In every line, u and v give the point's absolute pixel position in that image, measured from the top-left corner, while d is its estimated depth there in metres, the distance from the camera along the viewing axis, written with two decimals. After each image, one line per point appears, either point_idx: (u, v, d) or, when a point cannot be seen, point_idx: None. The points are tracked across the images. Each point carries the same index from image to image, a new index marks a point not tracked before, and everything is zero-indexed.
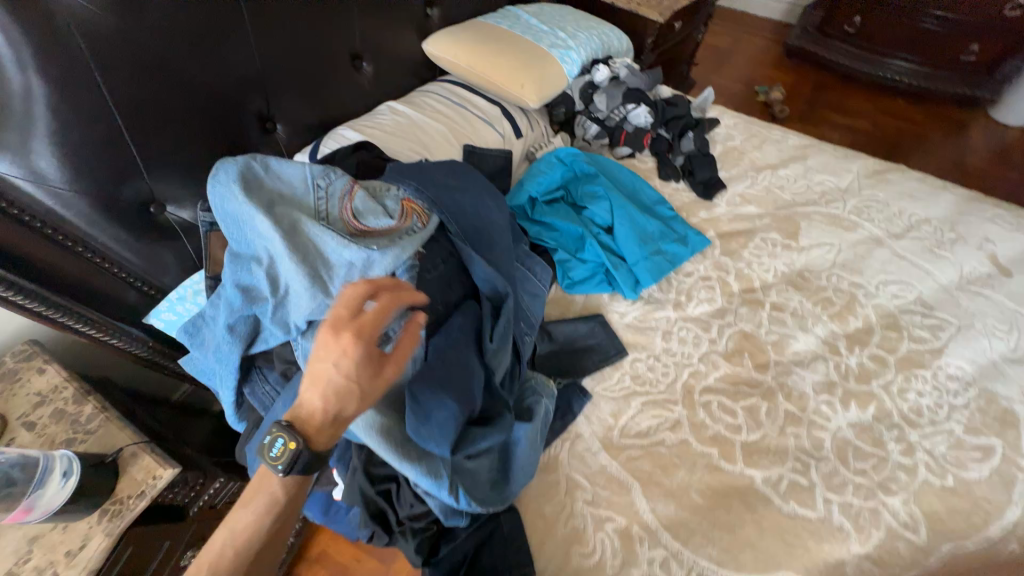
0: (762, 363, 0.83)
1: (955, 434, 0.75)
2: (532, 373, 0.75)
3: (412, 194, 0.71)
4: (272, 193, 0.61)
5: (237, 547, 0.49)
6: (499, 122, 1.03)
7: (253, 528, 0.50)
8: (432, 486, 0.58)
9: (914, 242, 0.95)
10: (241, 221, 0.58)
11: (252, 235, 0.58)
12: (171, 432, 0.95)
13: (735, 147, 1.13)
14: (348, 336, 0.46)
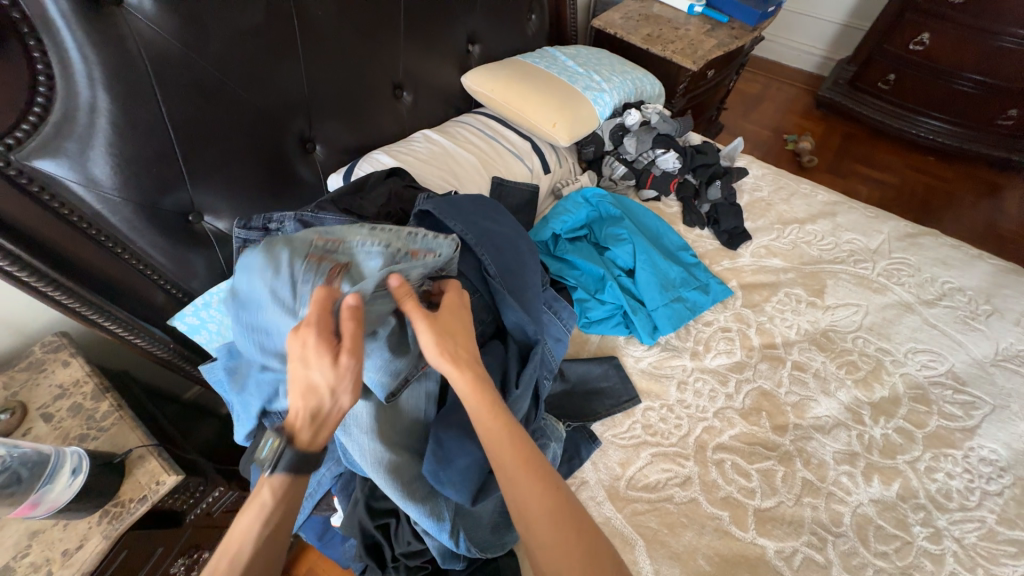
0: (781, 425, 0.79)
1: (987, 523, 0.70)
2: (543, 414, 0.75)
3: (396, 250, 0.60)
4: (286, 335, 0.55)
5: (233, 559, 0.44)
6: (529, 156, 1.05)
7: (243, 537, 0.45)
8: (432, 528, 0.58)
9: (946, 311, 0.91)
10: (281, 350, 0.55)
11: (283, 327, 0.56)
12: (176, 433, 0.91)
13: (762, 198, 1.12)
14: (309, 341, 0.46)
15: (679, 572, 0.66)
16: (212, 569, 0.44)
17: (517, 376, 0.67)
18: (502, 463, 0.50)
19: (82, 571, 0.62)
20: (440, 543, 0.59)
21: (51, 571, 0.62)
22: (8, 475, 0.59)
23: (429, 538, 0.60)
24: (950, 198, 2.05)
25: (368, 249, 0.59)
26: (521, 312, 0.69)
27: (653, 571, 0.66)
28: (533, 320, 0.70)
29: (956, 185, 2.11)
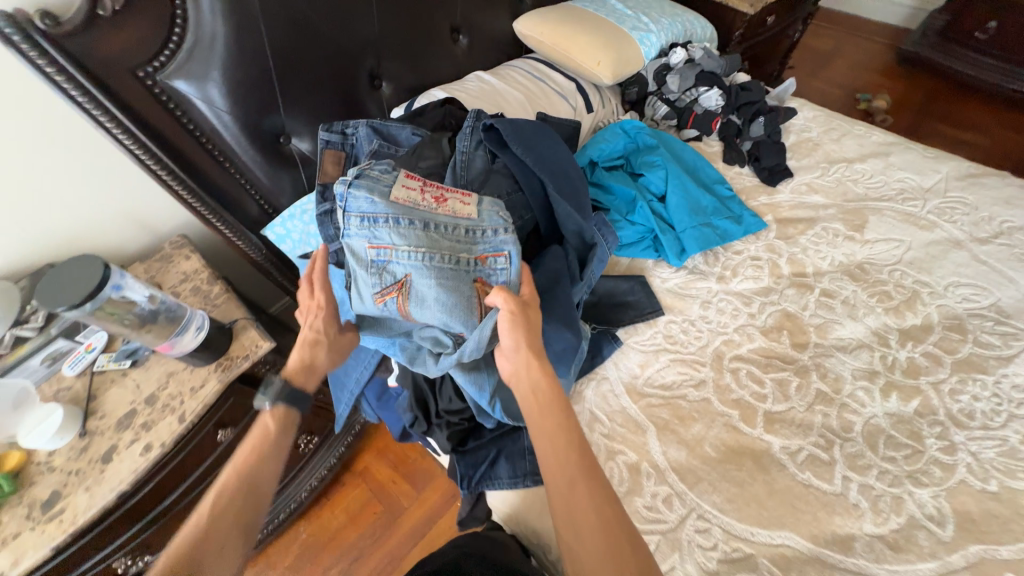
0: (801, 343, 0.83)
1: (1009, 442, 0.70)
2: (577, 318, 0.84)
3: (441, 257, 0.64)
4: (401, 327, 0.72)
5: (239, 474, 0.58)
6: (574, 96, 1.12)
7: (247, 458, 0.60)
8: (473, 389, 0.70)
9: (1001, 249, 0.88)
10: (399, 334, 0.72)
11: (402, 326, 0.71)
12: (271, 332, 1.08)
13: (811, 138, 1.11)
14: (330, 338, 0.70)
15: (685, 455, 0.74)
16: (223, 481, 0.57)
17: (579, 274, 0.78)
18: (564, 463, 0.56)
19: (204, 402, 0.81)
20: (477, 404, 0.72)
21: (184, 399, 0.81)
22: (165, 306, 0.80)
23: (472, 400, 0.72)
24: None
25: (419, 265, 0.63)
26: (580, 220, 0.76)
27: (661, 452, 0.74)
28: (590, 225, 0.77)
29: None
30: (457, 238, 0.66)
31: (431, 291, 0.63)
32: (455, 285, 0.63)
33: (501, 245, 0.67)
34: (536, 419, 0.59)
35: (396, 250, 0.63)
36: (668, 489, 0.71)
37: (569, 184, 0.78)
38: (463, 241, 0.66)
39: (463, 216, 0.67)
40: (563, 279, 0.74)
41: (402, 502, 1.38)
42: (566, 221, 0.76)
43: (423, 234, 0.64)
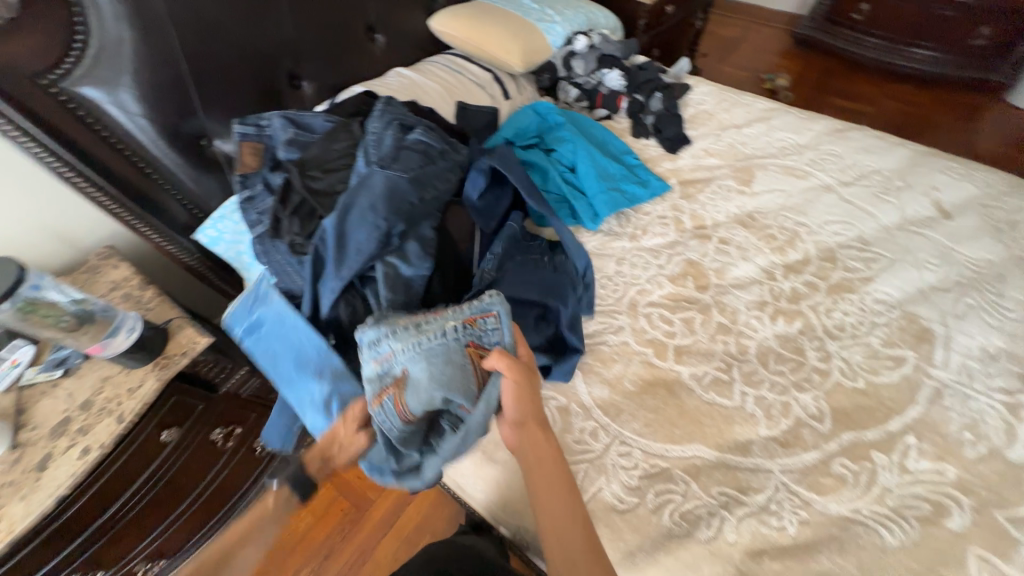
0: (703, 285, 0.93)
1: (872, 345, 0.82)
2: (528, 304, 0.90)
3: (435, 341, 0.63)
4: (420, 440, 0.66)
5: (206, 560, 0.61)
6: (491, 85, 1.19)
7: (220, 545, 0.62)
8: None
9: (862, 189, 1.02)
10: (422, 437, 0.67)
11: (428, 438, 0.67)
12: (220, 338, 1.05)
13: (706, 110, 1.23)
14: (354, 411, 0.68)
15: (608, 392, 0.82)
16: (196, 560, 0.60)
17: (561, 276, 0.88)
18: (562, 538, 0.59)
19: (144, 401, 0.82)
20: None
21: (121, 400, 0.82)
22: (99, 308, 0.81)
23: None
24: (925, 123, 2.08)
25: (412, 357, 0.62)
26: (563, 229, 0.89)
27: (587, 392, 0.81)
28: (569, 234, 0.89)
29: (933, 110, 2.14)
30: (443, 315, 0.66)
31: (429, 376, 0.62)
32: (449, 361, 0.62)
33: (488, 307, 0.67)
34: (542, 491, 0.61)
35: (388, 352, 0.63)
36: (594, 423, 0.78)
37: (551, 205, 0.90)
38: (447, 315, 0.66)
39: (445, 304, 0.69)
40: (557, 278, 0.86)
41: (369, 497, 1.40)
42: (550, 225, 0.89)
43: (413, 328, 0.64)
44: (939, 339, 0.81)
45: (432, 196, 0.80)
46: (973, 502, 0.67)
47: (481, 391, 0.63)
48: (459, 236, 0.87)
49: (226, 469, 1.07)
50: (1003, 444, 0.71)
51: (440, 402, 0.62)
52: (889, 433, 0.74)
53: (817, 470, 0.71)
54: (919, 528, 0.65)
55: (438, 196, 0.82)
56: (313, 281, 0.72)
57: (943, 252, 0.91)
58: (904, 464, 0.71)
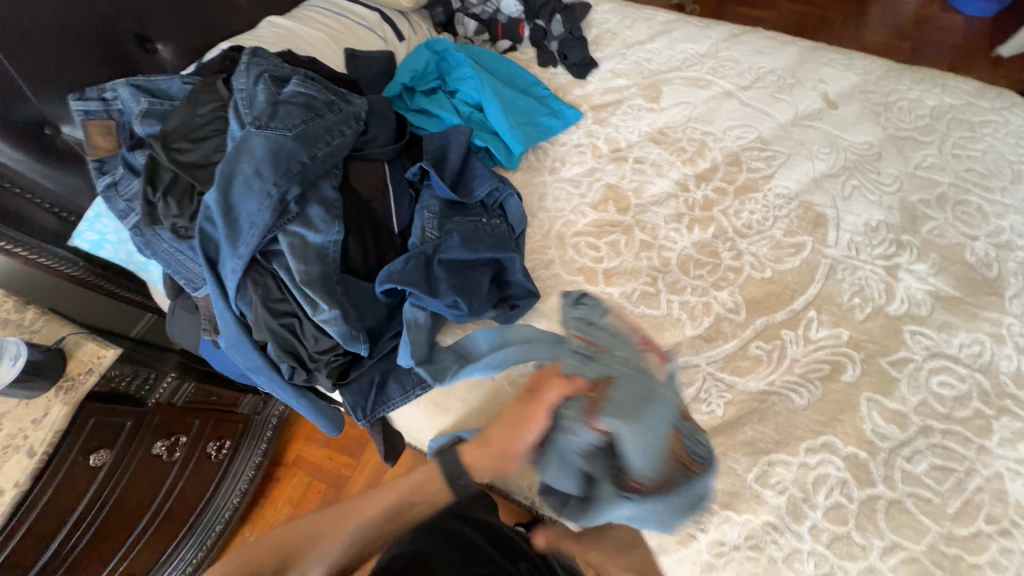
0: (624, 207, 0.95)
1: (776, 237, 0.89)
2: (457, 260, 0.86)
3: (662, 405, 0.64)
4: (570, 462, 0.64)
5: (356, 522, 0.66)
6: (380, 27, 1.09)
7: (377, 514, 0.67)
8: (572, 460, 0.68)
9: (760, 91, 1.06)
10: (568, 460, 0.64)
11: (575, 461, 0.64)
12: (139, 352, 0.94)
13: (610, 29, 1.20)
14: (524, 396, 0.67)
15: (547, 324, 0.83)
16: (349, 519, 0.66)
17: (498, 229, 0.87)
18: None
19: (55, 428, 0.76)
20: (337, 326, 0.71)
21: (27, 433, 0.76)
22: None
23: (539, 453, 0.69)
24: (822, 22, 2.15)
25: (622, 385, 0.65)
26: (490, 183, 0.88)
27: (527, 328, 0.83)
28: (497, 187, 0.88)
29: (827, 8, 2.21)
30: (666, 390, 0.68)
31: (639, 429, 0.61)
32: (665, 439, 0.62)
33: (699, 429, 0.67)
34: None
35: (609, 369, 0.67)
36: None
37: (484, 171, 0.89)
38: (670, 395, 0.67)
39: (670, 377, 0.70)
40: (505, 236, 0.85)
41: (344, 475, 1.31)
42: (484, 184, 0.88)
43: (643, 369, 0.68)
44: (831, 221, 0.90)
45: (325, 152, 0.75)
46: (863, 356, 0.77)
47: (659, 492, 0.61)
48: (369, 192, 0.83)
49: (180, 481, 1.02)
50: (884, 303, 0.81)
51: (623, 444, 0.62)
52: (794, 312, 0.82)
53: (736, 356, 0.79)
54: (823, 386, 0.75)
55: (334, 150, 0.75)
56: (216, 265, 0.70)
57: (831, 141, 0.98)
58: (807, 336, 0.80)
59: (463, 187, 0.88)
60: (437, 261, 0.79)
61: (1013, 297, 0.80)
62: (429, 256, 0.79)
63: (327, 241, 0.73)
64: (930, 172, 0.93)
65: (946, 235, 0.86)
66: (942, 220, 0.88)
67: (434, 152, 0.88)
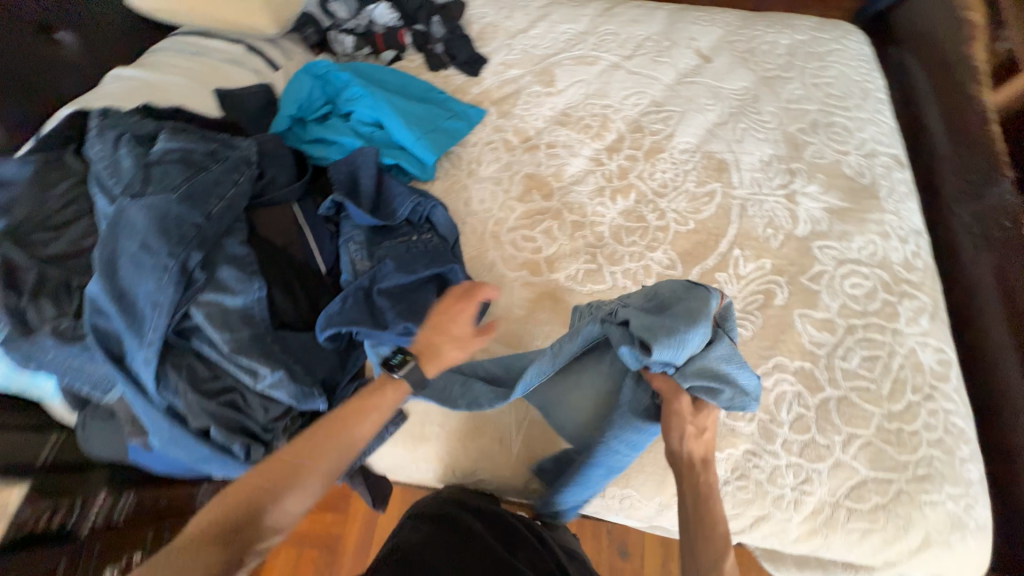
0: (548, 193, 0.97)
1: (690, 190, 0.95)
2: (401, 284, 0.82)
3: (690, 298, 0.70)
4: (659, 332, 0.59)
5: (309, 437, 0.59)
6: (249, 59, 1.00)
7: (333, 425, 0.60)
8: (672, 349, 0.57)
9: (642, 58, 1.12)
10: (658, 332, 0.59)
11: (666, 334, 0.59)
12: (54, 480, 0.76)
13: (490, 22, 1.21)
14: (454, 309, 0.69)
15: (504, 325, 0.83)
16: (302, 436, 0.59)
17: (432, 242, 0.82)
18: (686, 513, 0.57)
19: None
20: (286, 389, 0.65)
21: None
22: None
23: (608, 437, 0.64)
24: None
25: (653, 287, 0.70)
26: (410, 196, 0.83)
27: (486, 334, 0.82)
28: (418, 199, 0.84)
29: None
30: None
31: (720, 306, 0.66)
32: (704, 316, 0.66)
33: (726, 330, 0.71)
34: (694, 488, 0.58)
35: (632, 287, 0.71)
36: None
37: (401, 187, 0.85)
38: None
39: None
40: (441, 249, 0.82)
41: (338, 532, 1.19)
42: (406, 201, 0.83)
43: None
44: (732, 165, 0.97)
45: (220, 207, 0.67)
46: (787, 279, 0.85)
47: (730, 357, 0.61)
48: (283, 238, 0.77)
49: None
50: (792, 227, 0.90)
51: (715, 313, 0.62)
52: (722, 254, 0.88)
53: None
54: (762, 314, 0.82)
55: (231, 203, 0.68)
56: (123, 361, 0.61)
57: (714, 92, 1.06)
58: (738, 273, 0.86)
59: (383, 209, 0.83)
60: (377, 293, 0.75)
61: (887, 197, 0.93)
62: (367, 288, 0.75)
63: (249, 301, 0.67)
64: (800, 103, 1.04)
65: (825, 155, 0.97)
66: (819, 143, 0.99)
67: (344, 182, 0.83)
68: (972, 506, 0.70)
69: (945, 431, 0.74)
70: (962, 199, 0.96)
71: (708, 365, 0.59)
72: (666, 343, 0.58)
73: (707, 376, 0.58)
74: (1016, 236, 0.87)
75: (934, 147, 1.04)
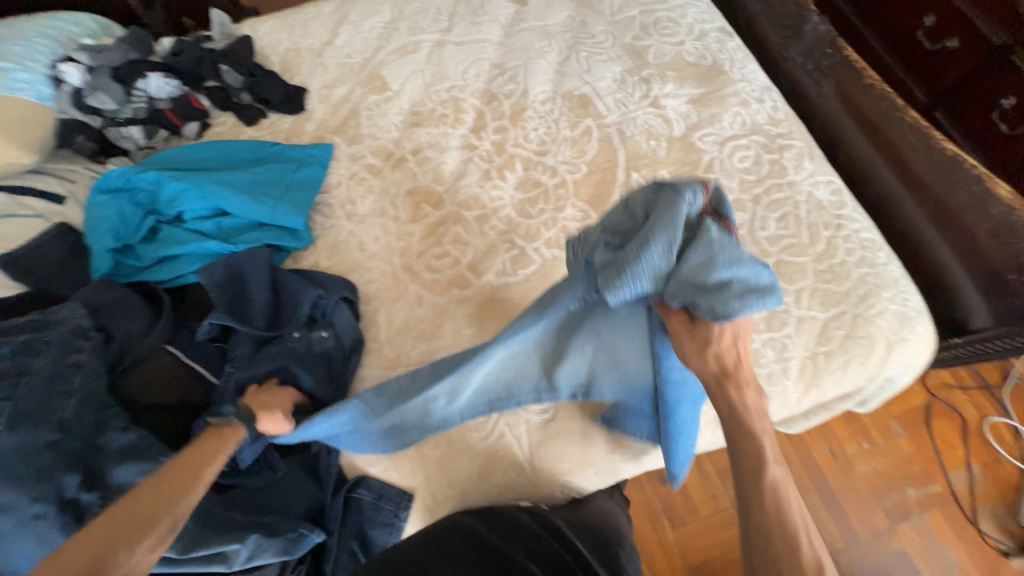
0: (437, 200, 0.90)
1: (567, 136, 0.93)
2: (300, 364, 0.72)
3: None
4: (619, 267, 0.55)
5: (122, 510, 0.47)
6: (21, 203, 0.78)
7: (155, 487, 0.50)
8: (633, 283, 0.55)
9: (462, 25, 1.06)
10: (621, 267, 0.55)
11: (628, 266, 0.55)
12: None
13: (289, 48, 1.06)
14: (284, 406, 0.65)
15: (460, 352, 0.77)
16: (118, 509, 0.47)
17: (339, 337, 0.76)
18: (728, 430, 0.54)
19: None
20: (272, 546, 0.59)
21: None
22: None
23: (664, 376, 0.63)
24: None
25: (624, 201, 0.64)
26: (312, 291, 0.74)
27: None
28: (321, 294, 0.75)
29: None
30: None
31: (703, 203, 0.59)
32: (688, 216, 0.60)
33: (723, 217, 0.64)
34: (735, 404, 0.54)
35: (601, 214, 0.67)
36: None
37: (295, 286, 0.75)
38: None
39: None
40: (339, 352, 0.76)
41: None
42: (305, 296, 0.74)
43: None
44: (593, 96, 0.96)
45: (75, 409, 0.56)
46: None
47: (716, 258, 0.56)
48: (174, 394, 0.67)
49: None
50: (670, 131, 0.92)
51: (686, 215, 0.56)
52: (624, 184, 0.89)
53: None
54: None
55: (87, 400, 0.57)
56: None
57: (545, 32, 1.03)
58: None
59: (286, 316, 0.74)
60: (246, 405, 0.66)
61: (732, 68, 0.97)
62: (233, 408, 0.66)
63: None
64: (624, 12, 1.04)
65: (666, 52, 1.00)
66: (656, 43, 1.00)
67: (222, 297, 0.72)
68: (907, 297, 0.79)
69: (863, 248, 0.81)
70: (787, 44, 1.04)
71: (687, 277, 0.56)
72: (622, 280, 0.55)
73: (687, 290, 0.55)
74: (840, 59, 0.97)
75: (746, 6, 1.11)
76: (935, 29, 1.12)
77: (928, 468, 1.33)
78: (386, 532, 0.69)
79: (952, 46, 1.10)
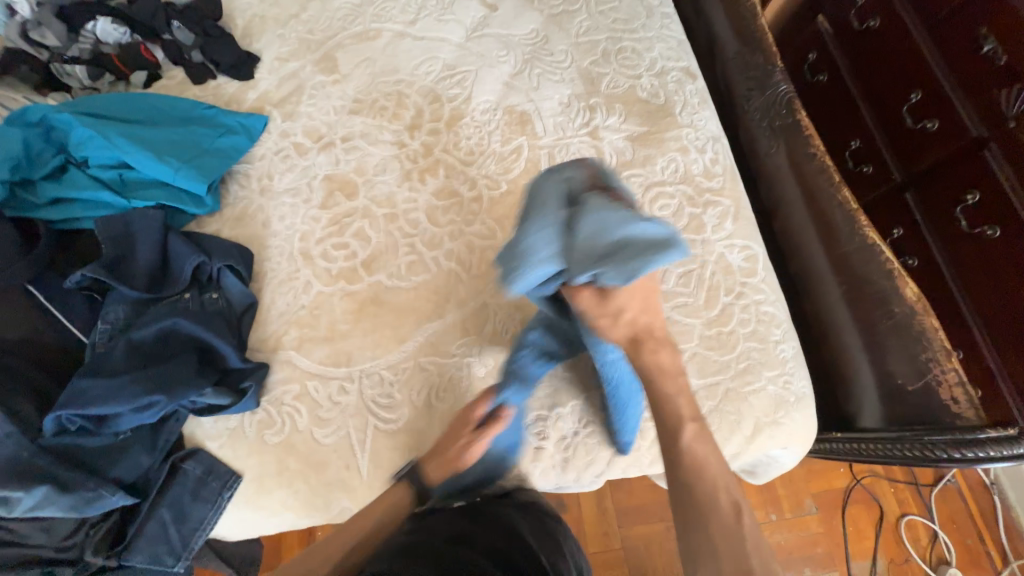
0: (352, 191, 0.89)
1: (497, 151, 0.92)
2: (178, 341, 0.71)
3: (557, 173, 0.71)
4: (517, 260, 0.64)
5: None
6: None
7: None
8: (530, 269, 0.63)
9: (427, 20, 1.04)
10: (520, 257, 0.64)
11: (524, 255, 0.63)
12: None
13: (255, 13, 1.06)
14: (137, 376, 0.65)
15: (328, 346, 0.77)
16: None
17: (226, 310, 0.76)
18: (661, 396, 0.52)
19: None
20: (60, 502, 0.60)
21: None
22: None
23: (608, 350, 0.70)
24: None
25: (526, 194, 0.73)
26: (197, 256, 0.74)
27: (309, 360, 0.76)
28: (209, 261, 0.76)
29: None
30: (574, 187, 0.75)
31: (579, 180, 0.68)
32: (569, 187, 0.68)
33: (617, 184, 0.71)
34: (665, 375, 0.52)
35: None
36: (337, 381, 0.75)
37: (180, 250, 0.75)
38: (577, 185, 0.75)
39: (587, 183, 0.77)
40: (230, 313, 0.77)
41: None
42: (187, 260, 0.74)
43: None
44: (533, 114, 0.94)
45: None
46: None
47: (590, 220, 0.63)
48: (22, 330, 0.69)
49: None
50: (600, 164, 0.90)
51: (561, 199, 0.66)
52: None
53: None
54: None
55: None
56: None
57: (506, 41, 1.01)
58: None
59: (169, 278, 0.75)
60: (115, 373, 0.66)
61: (681, 112, 0.94)
62: (100, 372, 0.65)
63: None
64: (590, 35, 1.02)
65: (620, 84, 0.97)
66: (613, 72, 0.98)
67: (109, 250, 0.73)
68: (790, 380, 0.76)
69: (758, 322, 0.78)
70: (750, 95, 1.00)
71: (583, 249, 0.62)
72: (521, 269, 0.64)
73: (583, 262, 0.62)
74: (792, 121, 0.93)
75: (723, 50, 1.06)
76: (920, 105, 1.00)
77: (832, 553, 1.27)
78: (206, 512, 0.69)
79: (931, 128, 0.98)
